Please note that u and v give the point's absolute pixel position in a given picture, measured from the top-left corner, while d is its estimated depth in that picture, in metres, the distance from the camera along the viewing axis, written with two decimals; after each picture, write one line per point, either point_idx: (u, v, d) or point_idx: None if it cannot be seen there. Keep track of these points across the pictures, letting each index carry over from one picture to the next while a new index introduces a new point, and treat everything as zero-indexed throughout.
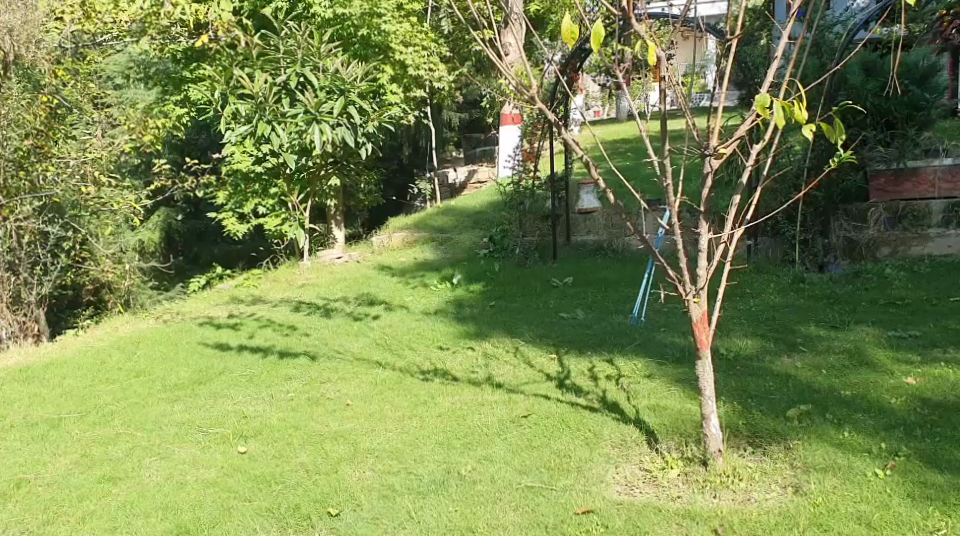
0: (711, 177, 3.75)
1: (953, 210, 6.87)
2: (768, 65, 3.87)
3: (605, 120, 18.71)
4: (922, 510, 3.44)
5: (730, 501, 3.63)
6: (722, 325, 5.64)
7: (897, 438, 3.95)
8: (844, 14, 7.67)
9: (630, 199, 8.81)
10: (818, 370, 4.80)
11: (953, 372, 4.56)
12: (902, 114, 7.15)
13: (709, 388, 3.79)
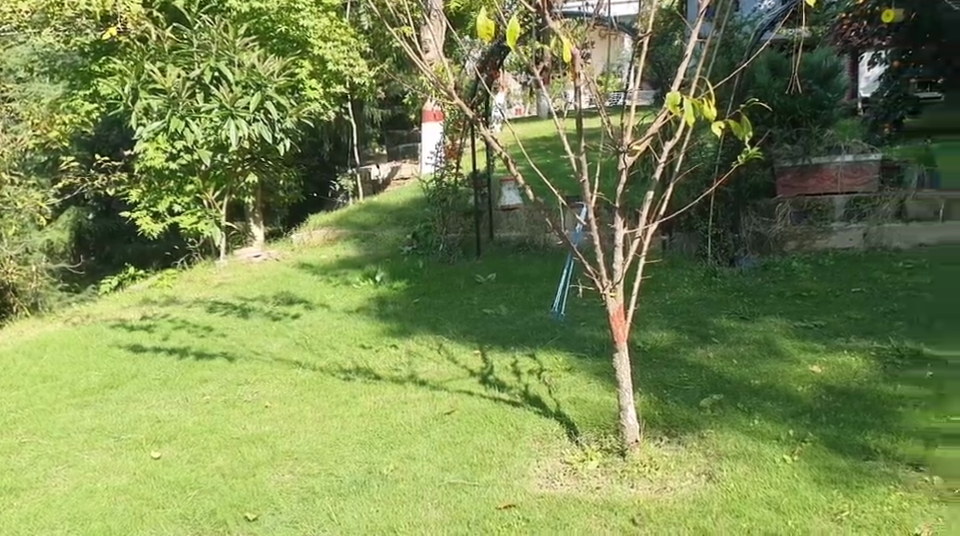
0: (626, 173, 3.83)
1: (854, 206, 7.20)
2: (678, 66, 4.00)
3: (527, 116, 18.88)
4: (827, 494, 3.56)
5: (647, 490, 3.70)
6: (639, 319, 5.78)
7: (805, 425, 4.11)
8: (751, 14, 7.90)
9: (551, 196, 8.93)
10: (731, 361, 4.95)
11: (856, 361, 4.76)
12: (807, 112, 7.43)
13: (625, 381, 3.88)
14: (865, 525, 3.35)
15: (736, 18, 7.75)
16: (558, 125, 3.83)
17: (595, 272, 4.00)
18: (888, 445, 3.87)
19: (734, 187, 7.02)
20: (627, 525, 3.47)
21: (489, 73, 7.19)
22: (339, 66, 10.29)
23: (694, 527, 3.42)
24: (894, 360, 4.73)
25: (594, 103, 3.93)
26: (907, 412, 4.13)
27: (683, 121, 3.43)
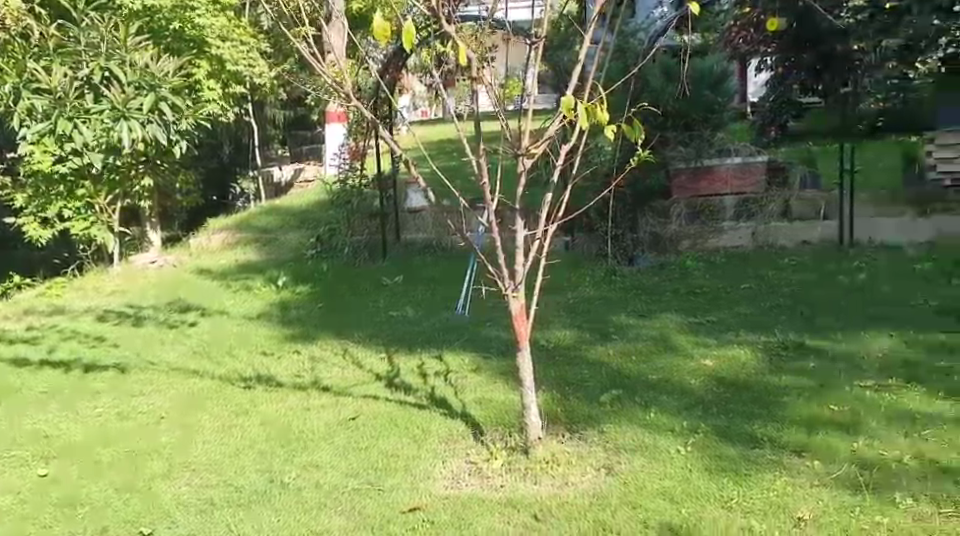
0: (525, 176, 3.83)
1: (743, 205, 7.50)
2: (573, 69, 3.94)
3: (431, 119, 19.03)
4: (719, 483, 3.68)
5: (549, 486, 3.79)
6: (543, 319, 5.90)
7: (697, 418, 4.26)
8: (644, 21, 8.06)
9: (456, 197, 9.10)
10: (628, 357, 5.11)
11: (745, 354, 4.97)
12: (700, 116, 7.60)
13: (529, 379, 3.98)
14: (752, 510, 3.46)
15: (630, 25, 7.90)
16: (459, 128, 3.77)
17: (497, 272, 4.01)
18: (774, 433, 4.05)
19: (630, 188, 7.10)
20: (531, 521, 3.52)
21: (390, 76, 7.13)
22: (238, 66, 10.16)
23: (593, 520, 3.48)
24: (780, 352, 4.95)
25: (493, 106, 3.92)
26: (791, 401, 4.33)
27: (578, 125, 3.45)
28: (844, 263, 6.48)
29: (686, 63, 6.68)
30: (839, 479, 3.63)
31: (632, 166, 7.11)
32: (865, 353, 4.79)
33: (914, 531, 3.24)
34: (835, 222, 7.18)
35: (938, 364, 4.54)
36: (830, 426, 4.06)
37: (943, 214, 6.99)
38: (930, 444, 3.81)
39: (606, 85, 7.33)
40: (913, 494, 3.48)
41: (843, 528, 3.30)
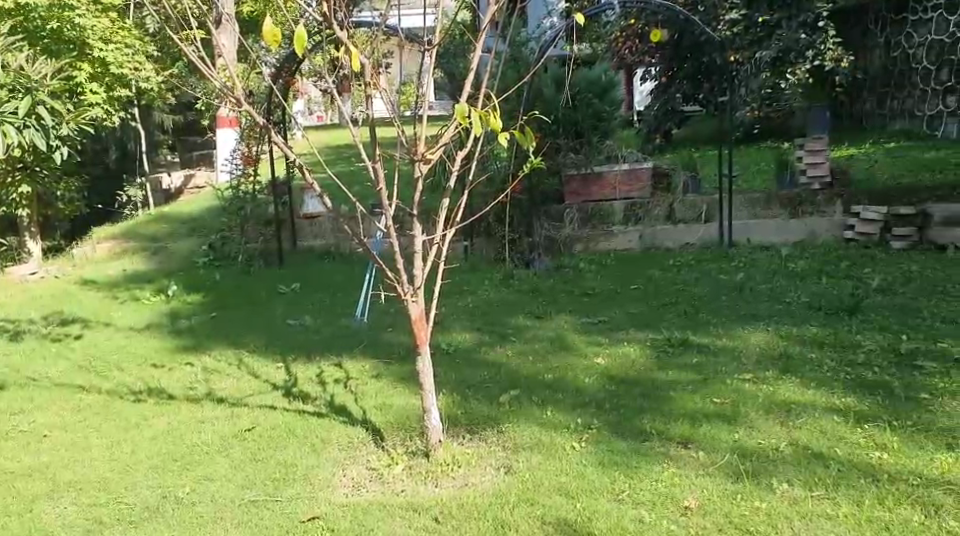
0: (421, 182, 3.87)
1: (631, 210, 7.72)
2: (465, 76, 3.96)
3: (325, 122, 18.99)
4: (610, 477, 3.86)
5: (448, 488, 3.91)
6: (442, 322, 6.01)
7: (591, 414, 4.45)
8: (536, 31, 8.26)
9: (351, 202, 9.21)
10: (524, 358, 5.28)
11: (634, 351, 5.21)
12: (589, 125, 7.76)
13: (429, 383, 4.10)
14: (642, 501, 3.66)
15: (522, 34, 8.08)
16: (354, 134, 3.80)
17: (395, 276, 4.10)
18: (661, 427, 4.26)
19: (526, 195, 7.36)
20: (431, 523, 3.63)
21: (283, 81, 7.11)
22: (122, 68, 10.02)
23: (491, 519, 3.62)
24: (667, 348, 5.19)
25: (388, 111, 3.96)
26: (677, 396, 4.56)
27: (472, 132, 3.50)
28: (726, 264, 6.80)
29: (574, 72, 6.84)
30: (721, 468, 3.86)
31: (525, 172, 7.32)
32: (745, 348, 5.07)
33: (790, 515, 3.48)
34: (715, 224, 7.56)
35: (809, 355, 4.84)
36: (713, 418, 4.29)
37: (813, 214, 7.43)
38: (803, 431, 4.07)
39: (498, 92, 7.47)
40: (788, 479, 3.72)
41: (727, 516, 3.51)
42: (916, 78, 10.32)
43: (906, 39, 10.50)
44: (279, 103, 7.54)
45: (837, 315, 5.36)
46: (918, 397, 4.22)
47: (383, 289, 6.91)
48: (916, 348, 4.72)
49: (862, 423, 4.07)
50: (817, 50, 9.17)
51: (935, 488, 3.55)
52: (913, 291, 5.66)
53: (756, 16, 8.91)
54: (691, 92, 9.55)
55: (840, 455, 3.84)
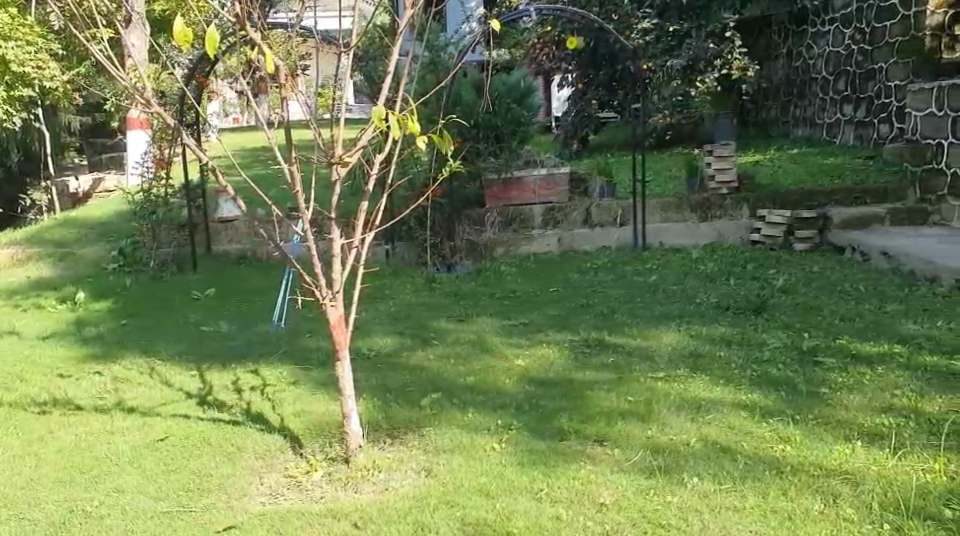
0: (339, 184, 3.85)
1: (550, 214, 7.76)
2: (384, 79, 3.93)
3: (241, 125, 18.75)
4: (529, 475, 3.95)
5: (367, 494, 3.95)
6: (363, 326, 6.03)
7: (511, 415, 4.54)
8: (454, 36, 8.33)
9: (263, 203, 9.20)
10: (445, 361, 5.34)
11: (554, 352, 5.32)
12: (508, 129, 7.80)
13: (349, 388, 4.12)
14: (559, 499, 3.75)
15: (440, 39, 8.11)
16: (269, 137, 3.78)
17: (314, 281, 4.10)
18: (578, 426, 4.36)
19: (447, 198, 7.48)
20: (350, 528, 3.66)
21: (197, 82, 7.01)
22: (23, 67, 9.83)
23: (412, 522, 3.67)
24: (584, 348, 5.32)
25: (305, 114, 3.95)
26: (593, 395, 4.69)
27: (390, 135, 3.47)
28: (639, 265, 6.99)
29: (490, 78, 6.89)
30: (635, 465, 3.98)
31: (445, 176, 7.41)
32: (659, 347, 5.22)
33: (699, 507, 3.62)
34: (630, 227, 7.71)
35: (718, 353, 5.02)
36: (626, 416, 4.42)
37: (722, 217, 7.68)
38: (712, 427, 4.22)
39: (416, 96, 7.48)
40: (699, 473, 3.85)
41: (640, 511, 3.62)
42: (816, 87, 10.32)
43: (807, 50, 10.56)
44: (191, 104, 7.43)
45: (744, 314, 5.56)
46: (818, 391, 4.40)
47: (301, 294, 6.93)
48: (817, 345, 4.92)
49: (767, 418, 4.23)
50: (724, 60, 9.61)
51: (833, 478, 3.69)
52: (815, 291, 5.90)
53: (666, 26, 9.33)
54: (607, 99, 9.82)
55: (747, 449, 3.99)
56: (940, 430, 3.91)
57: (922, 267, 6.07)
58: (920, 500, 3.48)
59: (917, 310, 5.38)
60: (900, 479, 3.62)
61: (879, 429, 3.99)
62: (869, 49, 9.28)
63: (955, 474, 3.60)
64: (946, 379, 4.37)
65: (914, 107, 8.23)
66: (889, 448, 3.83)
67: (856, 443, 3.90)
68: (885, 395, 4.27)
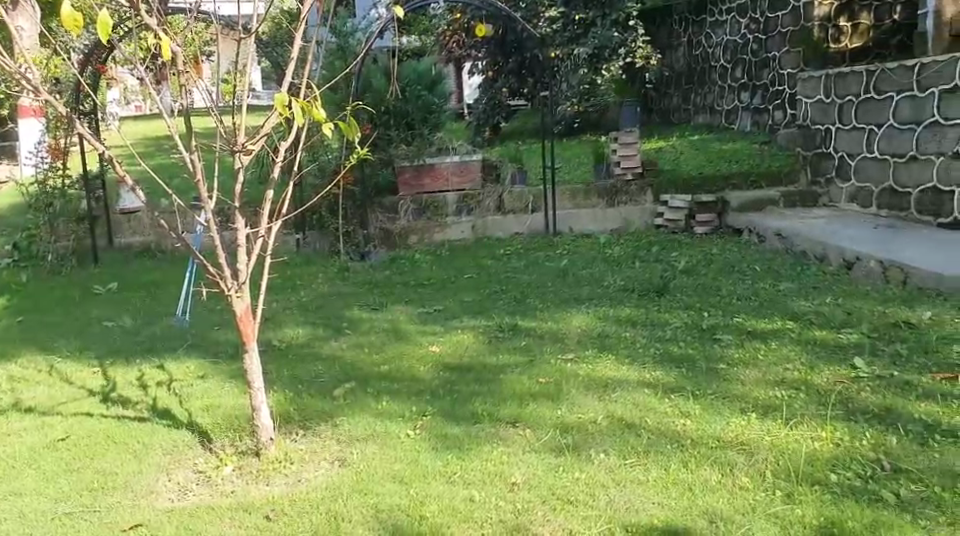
0: (242, 173, 3.80)
1: (463, 201, 7.82)
2: (287, 65, 3.86)
3: (142, 112, 18.30)
4: (442, 459, 3.96)
5: (280, 486, 3.89)
6: (276, 318, 5.88)
7: (426, 401, 4.51)
8: (362, 21, 8.30)
9: (161, 193, 9.08)
10: (358, 349, 5.27)
11: (468, 337, 5.34)
12: (419, 116, 7.93)
13: (259, 380, 4.09)
14: (472, 481, 3.78)
15: (349, 24, 8.12)
16: (169, 126, 3.74)
17: (221, 271, 4.08)
18: (491, 409, 4.39)
19: (359, 186, 7.48)
20: (262, 521, 3.62)
21: (93, 69, 6.87)
22: None
23: (326, 512, 3.64)
24: (496, 334, 5.36)
25: (206, 102, 3.88)
26: (507, 378, 4.72)
27: (294, 123, 3.38)
28: (550, 251, 7.10)
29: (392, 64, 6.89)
30: (545, 444, 4.05)
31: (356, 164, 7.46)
32: (566, 330, 5.33)
33: (606, 483, 3.71)
34: (541, 213, 7.83)
35: (623, 334, 5.17)
36: (538, 397, 4.49)
37: (628, 203, 7.88)
38: (618, 405, 4.33)
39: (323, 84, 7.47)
40: (605, 450, 3.95)
41: (550, 488, 3.70)
42: (715, 76, 10.63)
43: (705, 38, 10.85)
44: (87, 92, 7.26)
45: (648, 296, 5.73)
46: (717, 367, 4.56)
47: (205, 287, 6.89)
48: (716, 324, 5.10)
49: (669, 395, 4.37)
50: (628, 48, 9.79)
51: (729, 449, 3.83)
52: (715, 272, 6.11)
53: (573, 14, 9.66)
54: (517, 86, 9.96)
55: (651, 425, 4.11)
56: (829, 400, 4.09)
57: (813, 246, 6.35)
58: (810, 467, 3.63)
59: (808, 288, 5.63)
60: (792, 447, 3.78)
61: (772, 402, 4.15)
62: (763, 37, 9.59)
63: (841, 441, 3.77)
64: (833, 352, 4.60)
65: (804, 94, 8.42)
66: (781, 419, 3.99)
67: (751, 415, 4.06)
68: (779, 369, 4.46)
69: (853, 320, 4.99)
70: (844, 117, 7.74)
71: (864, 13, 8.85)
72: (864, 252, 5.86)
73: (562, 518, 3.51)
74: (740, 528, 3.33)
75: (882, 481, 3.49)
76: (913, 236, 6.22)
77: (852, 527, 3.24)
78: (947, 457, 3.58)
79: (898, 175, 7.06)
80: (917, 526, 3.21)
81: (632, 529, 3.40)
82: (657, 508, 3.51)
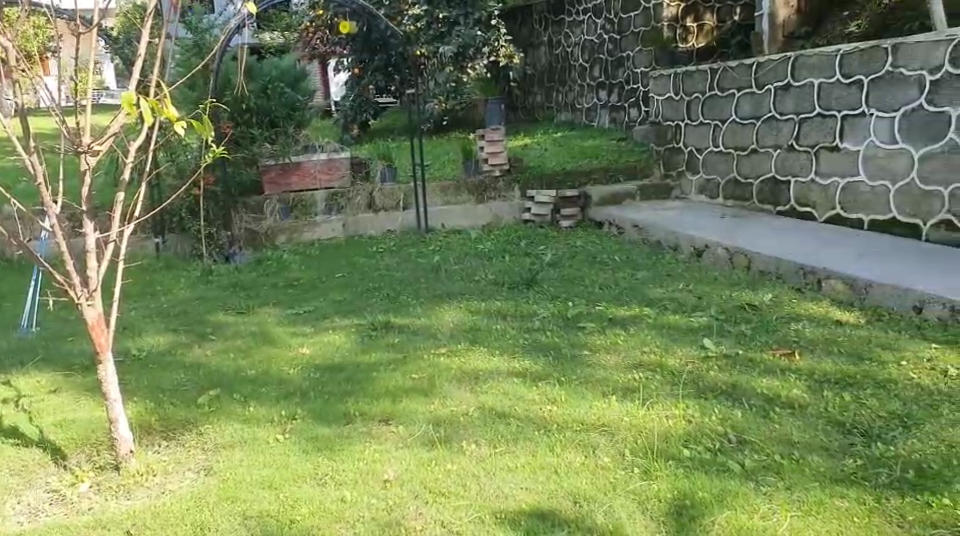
0: (89, 175, 3.74)
1: (333, 199, 7.86)
2: (134, 63, 3.68)
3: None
4: (312, 462, 3.89)
5: (143, 499, 3.77)
6: (133, 326, 5.70)
7: (294, 404, 4.41)
8: (220, 19, 8.22)
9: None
10: (225, 356, 5.11)
11: (337, 337, 5.28)
12: (283, 113, 7.80)
13: (114, 390, 3.94)
14: (344, 481, 3.74)
15: (207, 21, 7.99)
16: (6, 126, 3.65)
17: (68, 277, 3.96)
18: (363, 408, 4.33)
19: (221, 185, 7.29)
20: None
21: None
22: None
23: (191, 523, 3.56)
24: (370, 332, 5.32)
25: (48, 102, 3.82)
26: (379, 375, 4.68)
27: (143, 123, 3.30)
28: (422, 248, 7.22)
29: (242, 59, 6.78)
30: (417, 438, 4.05)
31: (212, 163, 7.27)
32: (437, 324, 5.39)
33: (477, 473, 3.75)
34: (412, 210, 7.97)
35: (493, 326, 5.26)
36: (410, 393, 4.46)
37: (496, 198, 8.11)
38: (488, 394, 4.39)
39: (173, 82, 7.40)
40: (476, 440, 4.00)
41: (422, 482, 3.70)
42: (574, 74, 10.93)
43: (564, 37, 11.15)
44: None
45: (517, 289, 5.90)
46: (580, 353, 4.75)
47: (51, 295, 6.68)
48: (579, 313, 5.31)
49: (537, 382, 4.48)
50: (491, 47, 10.08)
51: (593, 431, 3.97)
52: (578, 264, 6.32)
53: (435, 13, 9.78)
54: (383, 84, 10.05)
55: (520, 412, 4.19)
56: (680, 380, 4.33)
57: (667, 236, 6.65)
58: (663, 444, 3.82)
59: (663, 276, 5.90)
60: (649, 427, 3.96)
61: (630, 384, 4.36)
62: (617, 37, 9.94)
63: (691, 417, 4.00)
64: (684, 334, 4.86)
65: (655, 92, 8.74)
66: (638, 401, 4.18)
67: (611, 399, 4.22)
68: (636, 352, 4.69)
69: (702, 304, 5.28)
70: (691, 113, 8.10)
71: (709, 14, 9.30)
72: (713, 239, 6.19)
73: (432, 511, 3.54)
74: (599, 505, 3.48)
75: (730, 453, 3.72)
76: (757, 224, 6.61)
77: (701, 498, 3.45)
78: (786, 427, 3.84)
79: (741, 166, 7.46)
80: (757, 492, 3.45)
81: (502, 517, 3.48)
82: (526, 493, 3.59)
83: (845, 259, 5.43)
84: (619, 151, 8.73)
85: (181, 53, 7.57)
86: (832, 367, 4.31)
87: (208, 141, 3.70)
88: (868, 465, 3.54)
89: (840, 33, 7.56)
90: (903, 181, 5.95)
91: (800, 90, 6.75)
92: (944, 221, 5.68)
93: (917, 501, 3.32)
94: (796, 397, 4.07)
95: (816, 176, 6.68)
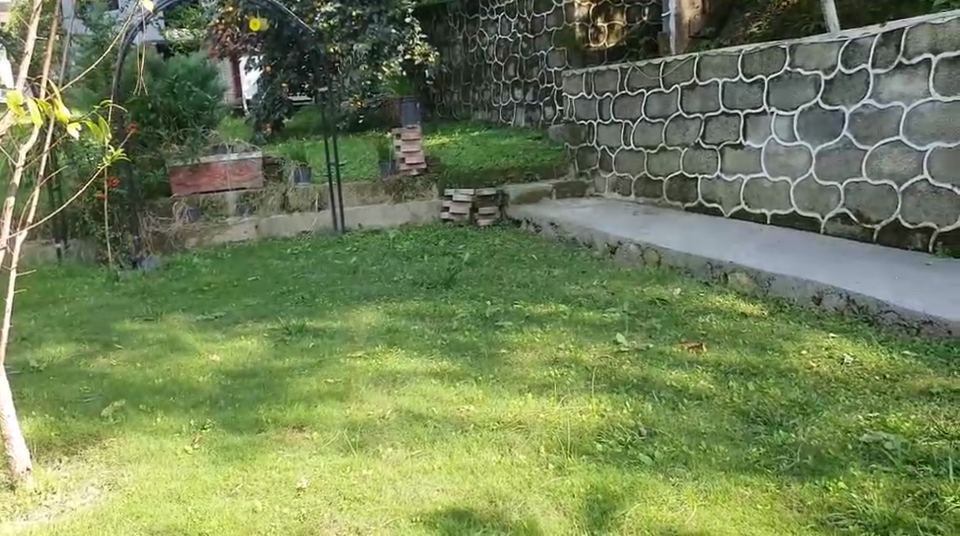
0: None
1: (244, 200, 7.75)
2: (20, 62, 3.52)
3: None
4: (221, 472, 3.82)
5: (43, 519, 3.65)
6: (32, 337, 5.52)
7: (202, 414, 4.33)
8: (119, 15, 7.99)
9: None
10: (130, 365, 4.99)
11: (250, 342, 5.20)
12: (191, 113, 7.81)
13: (8, 405, 3.80)
14: (255, 491, 3.68)
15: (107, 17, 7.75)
16: None
17: None
18: (275, 415, 4.26)
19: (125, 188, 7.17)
20: None
21: None
22: None
23: None
24: (283, 336, 5.25)
25: None
26: (294, 381, 4.61)
27: (30, 123, 3.16)
28: (339, 249, 7.14)
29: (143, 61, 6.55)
30: (332, 444, 3.99)
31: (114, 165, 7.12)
32: (352, 327, 5.34)
33: (393, 477, 3.71)
34: (328, 211, 7.87)
35: (412, 327, 5.23)
36: (325, 397, 4.41)
37: (414, 198, 8.10)
38: (406, 397, 4.35)
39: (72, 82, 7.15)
40: (392, 444, 3.96)
41: (336, 489, 3.66)
42: (490, 73, 10.95)
43: (479, 36, 11.17)
44: None
45: (435, 289, 5.88)
46: (497, 352, 4.75)
47: None
48: (496, 312, 5.31)
49: (455, 382, 4.46)
50: (406, 45, 10.11)
51: (509, 429, 3.97)
52: (497, 263, 6.35)
53: (348, 10, 9.70)
54: (296, 81, 10.05)
55: (438, 414, 4.16)
56: (593, 375, 4.36)
57: (582, 234, 6.70)
58: (577, 438, 3.84)
59: (577, 272, 5.95)
60: (565, 424, 3.96)
61: (546, 380, 4.38)
62: (531, 36, 9.99)
63: (604, 412, 4.02)
64: (599, 329, 4.90)
65: (569, 90, 8.79)
66: (554, 397, 4.20)
67: (528, 396, 4.23)
68: (550, 350, 4.71)
69: (616, 300, 5.33)
70: (603, 112, 8.18)
71: (619, 14, 9.36)
72: (626, 237, 6.25)
73: (346, 518, 3.49)
74: (513, 504, 3.48)
75: (641, 445, 3.75)
76: (668, 220, 6.70)
77: (613, 492, 3.47)
78: (693, 418, 3.90)
79: (651, 163, 7.56)
80: (667, 484, 3.49)
81: (418, 520, 3.45)
82: (442, 495, 3.57)
83: (750, 254, 5.52)
84: (536, 149, 8.77)
85: (81, 51, 7.39)
86: (739, 358, 4.39)
87: (103, 143, 3.58)
88: (770, 453, 3.60)
89: (741, 34, 7.71)
90: (802, 176, 6.09)
91: (705, 90, 6.87)
92: (840, 215, 5.83)
93: (816, 486, 3.38)
94: (703, 389, 4.13)
95: (721, 173, 6.81)
